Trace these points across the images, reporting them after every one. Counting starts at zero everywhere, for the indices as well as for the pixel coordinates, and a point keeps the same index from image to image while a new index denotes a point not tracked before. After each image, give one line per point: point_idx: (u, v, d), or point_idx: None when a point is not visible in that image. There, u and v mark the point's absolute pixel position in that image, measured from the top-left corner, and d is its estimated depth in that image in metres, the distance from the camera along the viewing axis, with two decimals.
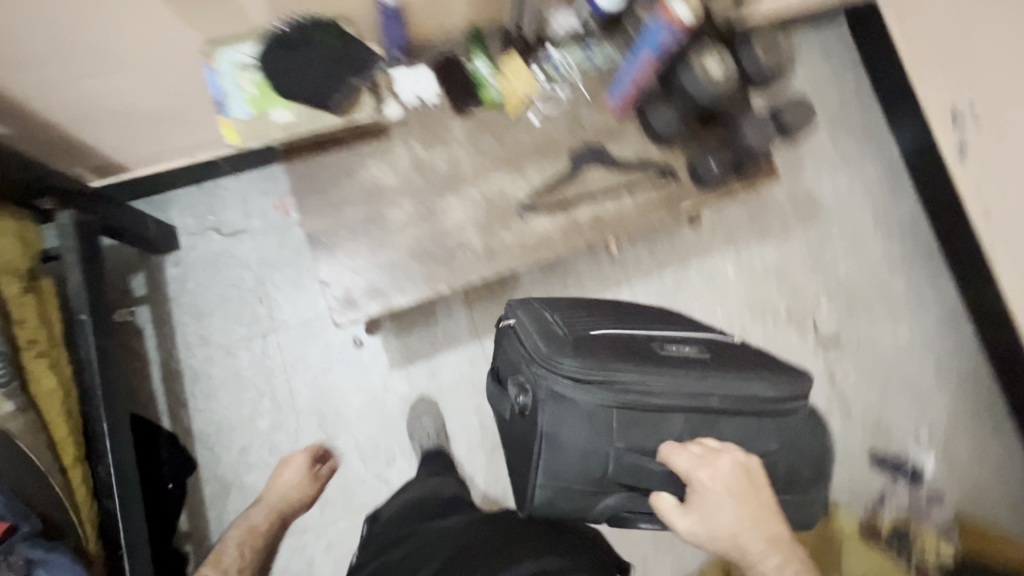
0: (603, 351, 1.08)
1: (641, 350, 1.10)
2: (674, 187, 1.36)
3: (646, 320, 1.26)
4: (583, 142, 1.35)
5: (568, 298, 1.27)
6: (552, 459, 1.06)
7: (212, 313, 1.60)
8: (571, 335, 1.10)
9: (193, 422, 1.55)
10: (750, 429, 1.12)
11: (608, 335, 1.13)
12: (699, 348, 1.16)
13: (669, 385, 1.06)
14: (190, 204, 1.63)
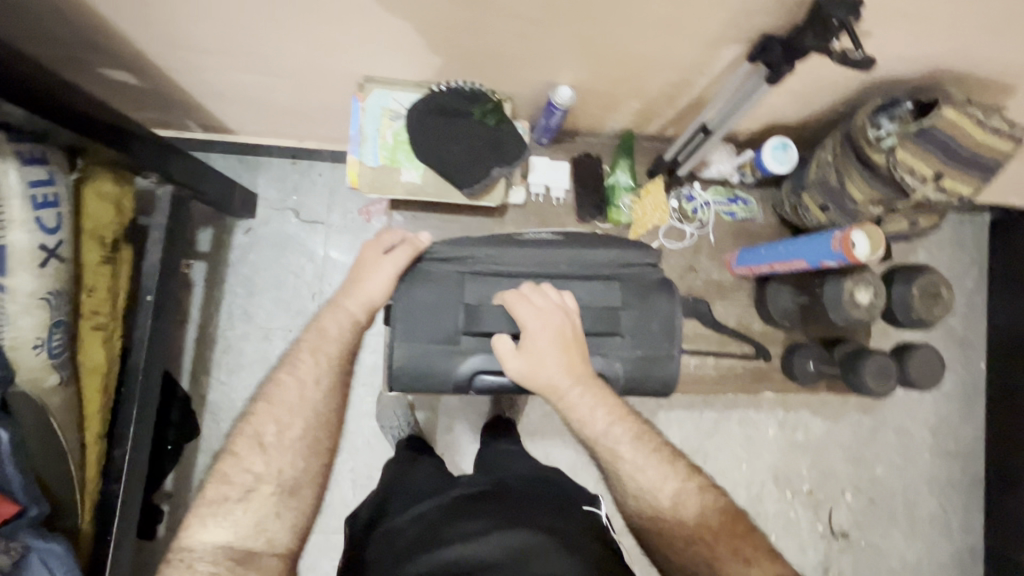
0: (473, 245, 1.01)
1: (510, 242, 1.01)
2: (762, 367, 1.29)
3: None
4: (690, 291, 1.27)
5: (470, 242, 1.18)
6: (407, 325, 0.96)
7: (263, 293, 1.58)
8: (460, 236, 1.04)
9: (209, 392, 1.54)
10: (647, 304, 1.00)
11: (483, 239, 1.03)
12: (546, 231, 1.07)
13: (535, 255, 1.00)
14: (280, 178, 1.60)
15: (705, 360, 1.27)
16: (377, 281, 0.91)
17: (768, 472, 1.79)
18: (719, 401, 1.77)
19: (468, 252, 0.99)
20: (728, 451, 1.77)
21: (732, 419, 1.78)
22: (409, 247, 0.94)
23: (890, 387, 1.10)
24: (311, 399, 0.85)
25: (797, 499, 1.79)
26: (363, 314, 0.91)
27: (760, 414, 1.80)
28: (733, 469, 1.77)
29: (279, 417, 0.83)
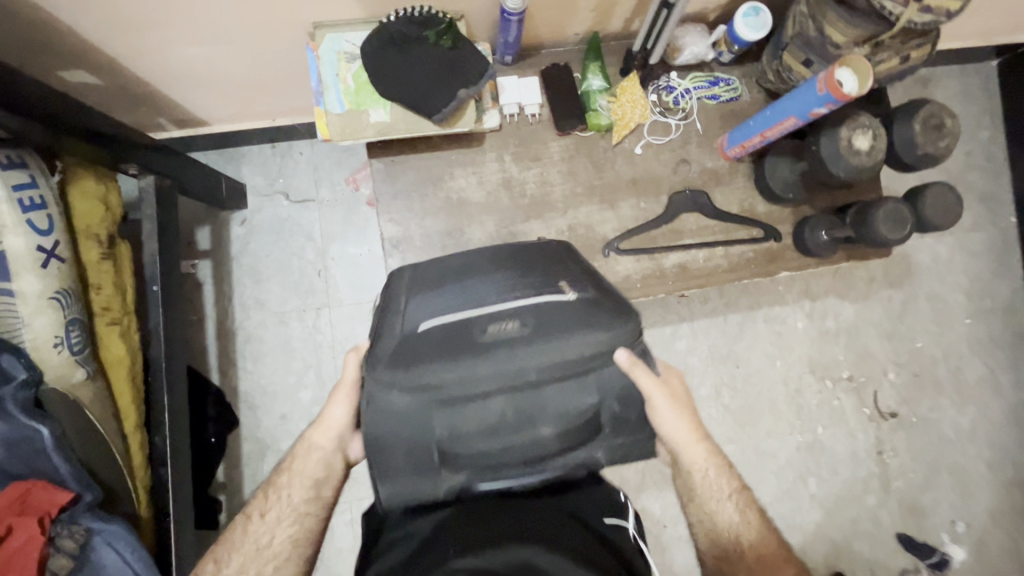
0: (431, 360, 0.83)
1: (468, 339, 0.83)
2: (773, 249, 1.25)
3: (526, 256, 0.92)
4: (685, 184, 1.24)
5: (439, 263, 0.94)
6: (381, 465, 0.90)
7: (271, 278, 1.60)
8: (412, 319, 0.86)
9: (240, 383, 1.58)
10: (619, 389, 0.92)
11: (439, 332, 0.84)
12: (511, 285, 0.86)
13: (497, 357, 0.82)
14: (264, 163, 1.61)
15: (714, 251, 1.24)
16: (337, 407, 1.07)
17: (805, 365, 1.76)
18: (741, 303, 1.75)
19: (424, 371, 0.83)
20: (760, 351, 1.75)
21: (758, 318, 1.75)
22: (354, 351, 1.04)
23: (907, 233, 1.12)
24: (276, 524, 1.03)
25: (838, 387, 1.77)
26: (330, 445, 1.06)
27: (785, 309, 1.77)
28: (766, 368, 1.75)
29: (234, 555, 1.01)
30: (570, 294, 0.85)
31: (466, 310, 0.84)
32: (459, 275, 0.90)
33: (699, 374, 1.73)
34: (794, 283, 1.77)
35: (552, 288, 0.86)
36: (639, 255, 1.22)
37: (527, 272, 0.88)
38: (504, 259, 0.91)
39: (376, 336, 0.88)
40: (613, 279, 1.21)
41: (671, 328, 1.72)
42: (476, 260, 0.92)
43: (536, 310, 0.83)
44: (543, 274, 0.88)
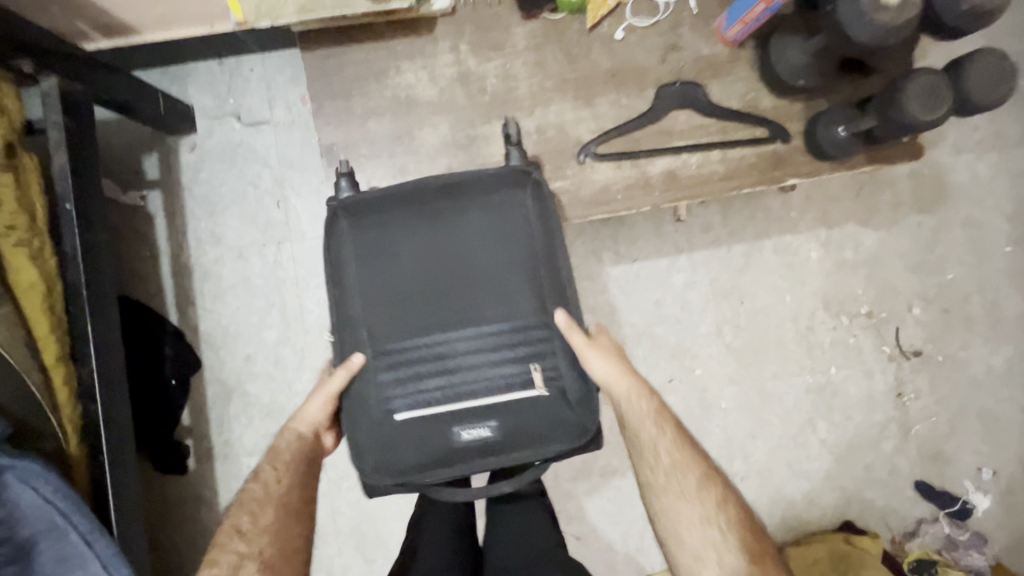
0: (409, 450, 0.94)
1: (442, 440, 0.94)
2: (779, 152, 1.07)
3: (496, 302, 0.96)
4: (677, 75, 1.05)
5: (407, 315, 0.95)
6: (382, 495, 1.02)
7: (226, 210, 1.47)
8: (386, 400, 0.95)
9: (200, 323, 1.49)
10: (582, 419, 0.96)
11: (415, 457, 0.94)
12: (479, 352, 0.95)
13: (471, 458, 0.94)
14: (211, 82, 1.45)
15: (709, 155, 1.06)
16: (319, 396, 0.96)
17: (819, 300, 1.59)
18: (747, 232, 1.57)
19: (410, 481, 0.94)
20: (767, 285, 1.58)
21: (766, 248, 1.58)
22: (345, 367, 0.95)
23: (946, 111, 0.92)
24: (260, 516, 0.90)
25: (856, 324, 1.59)
26: (311, 430, 0.98)
27: (798, 238, 1.58)
28: (774, 303, 1.58)
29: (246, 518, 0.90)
30: (541, 390, 0.95)
31: (438, 407, 0.94)
32: (429, 338, 0.95)
33: (699, 311, 1.57)
34: (809, 210, 1.58)
35: (522, 375, 0.95)
36: (621, 160, 1.04)
37: (497, 337, 0.95)
38: (475, 318, 0.95)
39: (354, 407, 0.96)
40: (590, 189, 1.05)
41: (668, 260, 1.55)
42: (445, 309, 0.95)
43: (507, 409, 0.94)
44: (507, 340, 0.95)
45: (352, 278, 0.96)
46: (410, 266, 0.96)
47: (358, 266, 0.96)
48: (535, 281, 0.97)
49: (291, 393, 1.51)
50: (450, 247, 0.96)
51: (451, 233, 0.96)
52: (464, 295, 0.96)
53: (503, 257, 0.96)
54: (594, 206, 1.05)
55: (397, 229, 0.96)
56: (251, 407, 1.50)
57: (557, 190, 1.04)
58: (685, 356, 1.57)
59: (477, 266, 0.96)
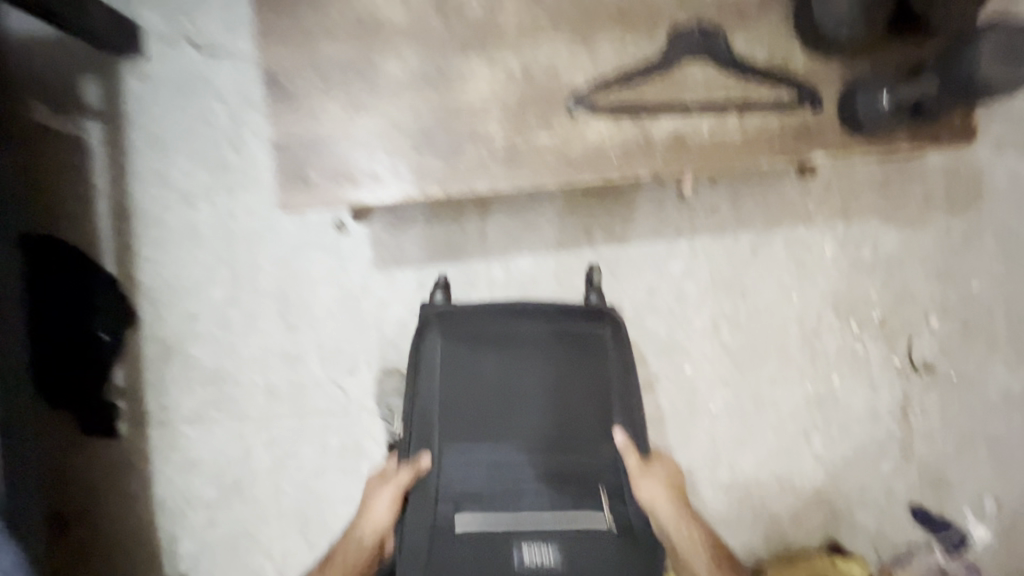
0: (464, 569, 0.83)
1: (496, 564, 0.83)
2: (807, 121, 0.90)
3: (573, 422, 0.90)
4: (694, 19, 0.87)
5: (486, 426, 0.89)
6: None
7: (175, 148, 1.30)
8: (450, 502, 0.87)
9: (140, 273, 1.33)
10: None
11: (470, 572, 0.83)
12: (540, 519, 0.86)
13: None
14: (166, 1, 1.27)
15: (725, 118, 0.89)
16: (378, 507, 0.90)
17: (828, 301, 1.44)
18: (757, 220, 1.41)
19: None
20: (773, 281, 1.43)
21: (776, 240, 1.42)
22: (412, 467, 0.88)
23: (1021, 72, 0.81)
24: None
25: (866, 331, 1.45)
26: (372, 539, 0.91)
27: (812, 232, 1.42)
28: (779, 301, 1.43)
29: None
30: (607, 521, 0.86)
31: (500, 519, 0.86)
32: (503, 453, 0.88)
33: (696, 304, 1.42)
34: (827, 202, 1.42)
35: (585, 512, 0.86)
36: (619, 116, 0.88)
37: (564, 466, 0.88)
38: (555, 426, 0.89)
39: (414, 509, 0.87)
40: (580, 148, 0.89)
41: (666, 245, 1.40)
42: (526, 424, 0.89)
43: (569, 537, 0.85)
44: (574, 481, 0.88)
45: (432, 384, 0.90)
46: (489, 397, 0.90)
47: (441, 370, 0.90)
48: (611, 397, 0.92)
49: (237, 359, 1.36)
50: (526, 377, 0.90)
51: (530, 376, 0.91)
52: (551, 408, 0.90)
53: (584, 396, 0.91)
54: (582, 168, 0.89)
55: (485, 343, 0.91)
56: (191, 371, 1.36)
57: (541, 146, 0.88)
58: (675, 352, 1.42)
59: (553, 396, 0.90)
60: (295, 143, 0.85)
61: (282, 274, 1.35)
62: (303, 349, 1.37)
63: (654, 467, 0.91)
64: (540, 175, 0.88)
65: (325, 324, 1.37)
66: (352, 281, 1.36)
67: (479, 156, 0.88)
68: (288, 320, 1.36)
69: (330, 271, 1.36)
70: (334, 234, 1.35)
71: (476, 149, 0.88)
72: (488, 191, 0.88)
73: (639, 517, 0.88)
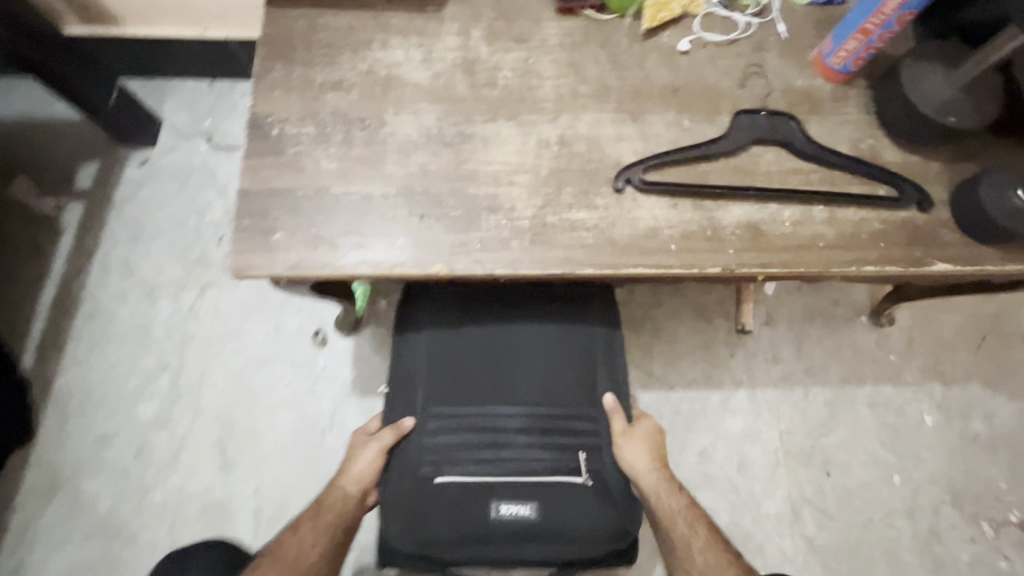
0: (439, 519, 0.71)
1: (473, 516, 0.71)
2: (914, 221, 0.72)
3: (567, 385, 0.75)
4: (760, 104, 0.75)
5: (469, 349, 0.76)
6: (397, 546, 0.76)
7: (154, 237, 1.15)
8: (430, 462, 0.72)
9: (59, 374, 1.07)
10: (606, 528, 0.72)
11: (445, 528, 0.70)
12: (535, 446, 0.73)
13: (522, 491, 0.71)
14: (193, 99, 1.24)
15: (810, 211, 0.71)
16: (363, 457, 0.72)
17: (941, 489, 1.08)
18: (830, 371, 1.14)
19: (427, 532, 0.70)
20: (861, 452, 1.10)
21: (858, 398, 1.13)
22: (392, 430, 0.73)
23: None
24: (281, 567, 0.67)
25: (1003, 538, 1.06)
26: (359, 489, 0.72)
27: (902, 392, 1.14)
28: (873, 481, 1.08)
29: None
30: (585, 478, 0.72)
31: (483, 479, 0.71)
32: (490, 413, 0.73)
33: (764, 478, 1.08)
34: (914, 356, 1.15)
35: (570, 459, 0.73)
36: (678, 197, 0.70)
37: (554, 424, 0.74)
38: (548, 379, 0.75)
39: (398, 467, 0.73)
40: (629, 231, 0.69)
41: (719, 392, 1.12)
42: (518, 381, 0.74)
43: (554, 493, 0.72)
44: (563, 438, 0.73)
45: (414, 326, 0.76)
46: (473, 332, 0.76)
47: (433, 319, 0.77)
48: (605, 355, 0.77)
49: (142, 504, 1.01)
50: (513, 321, 0.77)
51: (515, 310, 0.77)
52: (544, 362, 0.75)
53: (579, 353, 0.77)
54: (631, 253, 0.68)
55: (476, 289, 0.78)
56: (76, 517, 1.00)
57: (578, 224, 0.69)
58: (740, 545, 1.04)
59: (544, 333, 0.77)
60: (268, 195, 0.68)
61: (234, 392, 1.07)
62: (235, 496, 1.02)
63: (636, 428, 0.75)
64: (575, 259, 0.68)
65: (273, 463, 1.04)
66: (320, 410, 1.07)
67: (497, 228, 0.68)
68: (225, 454, 1.04)
69: (296, 392, 1.08)
70: (311, 346, 1.10)
71: (494, 220, 0.68)
72: (506, 273, 0.67)
73: (617, 473, 0.74)
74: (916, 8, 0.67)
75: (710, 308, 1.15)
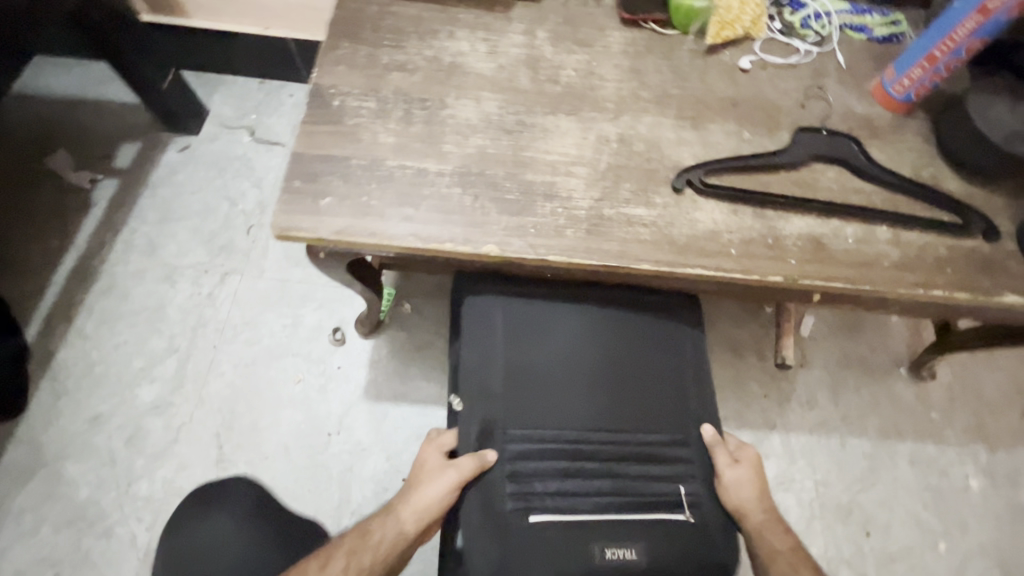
0: (535, 564, 0.63)
1: (574, 561, 0.63)
2: (980, 249, 0.69)
3: (656, 411, 0.71)
4: (821, 124, 0.75)
5: (558, 370, 0.71)
6: None
7: (182, 221, 1.14)
8: (517, 499, 0.66)
9: (62, 349, 1.02)
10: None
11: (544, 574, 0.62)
12: (628, 482, 0.68)
13: (623, 535, 0.65)
14: (241, 94, 1.27)
15: (873, 230, 0.69)
16: (436, 492, 0.65)
17: (991, 561, 1.00)
18: (868, 421, 1.08)
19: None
20: (903, 514, 1.02)
21: (899, 454, 1.06)
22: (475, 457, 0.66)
23: None
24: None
25: None
26: (417, 529, 0.65)
27: (946, 452, 1.07)
28: (915, 547, 1.00)
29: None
30: (688, 517, 0.67)
31: (580, 515, 0.65)
32: (579, 440, 0.68)
33: (799, 531, 0.99)
34: (957, 416, 1.09)
35: (668, 494, 0.68)
36: (737, 203, 0.69)
37: (645, 452, 0.69)
38: (637, 405, 0.71)
39: (472, 506, 0.65)
40: (687, 231, 0.67)
41: (751, 433, 1.05)
42: (604, 407, 0.70)
43: (658, 534, 0.66)
44: (657, 468, 0.69)
45: (496, 342, 0.70)
46: (562, 352, 0.71)
47: (504, 336, 0.71)
48: (691, 378, 0.74)
49: (125, 497, 0.92)
50: (602, 341, 0.73)
51: (602, 332, 0.73)
52: (631, 386, 0.72)
53: (665, 378, 0.73)
54: (688, 252, 0.66)
55: (548, 307, 0.73)
56: (49, 502, 0.92)
57: (635, 219, 0.67)
58: None
59: (632, 358, 0.73)
60: (321, 160, 0.66)
61: (242, 384, 1.01)
62: None
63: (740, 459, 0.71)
64: (631, 253, 0.65)
65: (273, 465, 0.96)
66: (329, 412, 1.00)
67: (551, 213, 0.66)
68: (222, 450, 0.96)
69: (307, 390, 1.02)
70: (328, 344, 1.05)
71: (550, 207, 0.66)
72: (558, 261, 0.64)
73: (720, 508, 0.69)
74: (987, 36, 0.66)
75: (744, 345, 1.11)
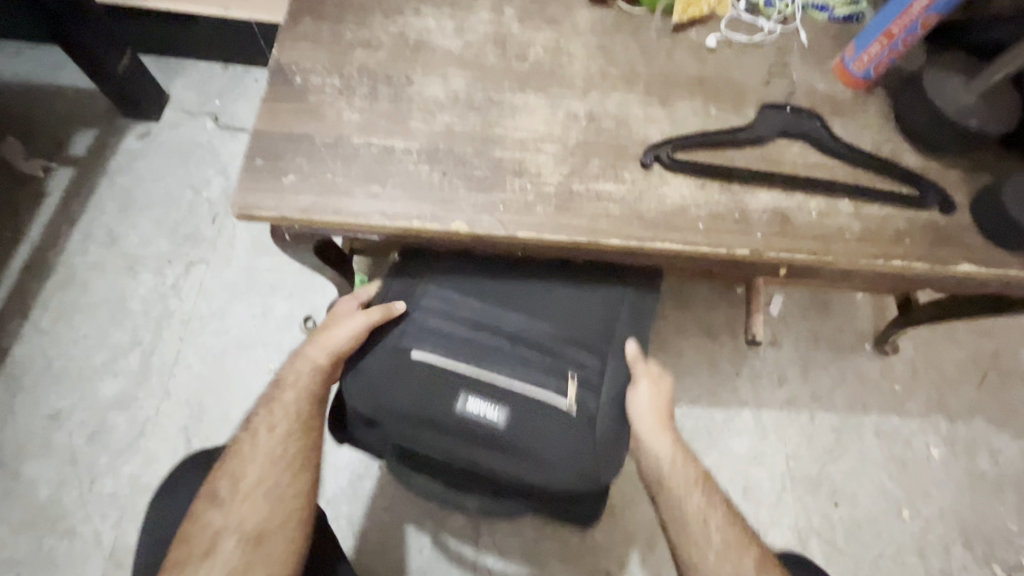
0: (405, 392, 0.64)
1: (439, 402, 0.64)
2: (937, 222, 0.71)
3: (576, 315, 0.72)
4: (785, 101, 0.76)
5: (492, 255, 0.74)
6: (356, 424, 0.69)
7: (143, 210, 1.10)
8: (415, 339, 0.67)
9: (17, 345, 0.98)
10: (570, 459, 0.64)
11: (412, 399, 0.64)
12: (528, 358, 0.67)
13: (500, 395, 0.64)
14: (204, 80, 1.23)
15: (836, 204, 0.70)
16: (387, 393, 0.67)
17: (951, 527, 1.04)
18: (835, 395, 1.11)
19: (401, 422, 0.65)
20: (869, 484, 1.05)
21: (865, 426, 1.09)
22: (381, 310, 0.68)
23: None
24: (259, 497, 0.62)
25: None
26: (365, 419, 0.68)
27: (909, 423, 1.11)
28: (881, 514, 1.03)
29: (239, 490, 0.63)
30: (567, 405, 0.65)
31: (462, 367, 0.65)
32: (493, 315, 0.71)
33: (770, 504, 1.02)
34: (919, 389, 1.13)
35: (557, 377, 0.67)
36: (704, 178, 0.69)
37: (548, 341, 0.69)
38: (559, 302, 0.73)
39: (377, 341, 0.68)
40: (656, 206, 0.67)
41: (724, 410, 1.07)
42: (528, 296, 0.73)
43: (536, 408, 0.64)
44: (557, 358, 0.68)
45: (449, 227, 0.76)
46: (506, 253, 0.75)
47: None
48: (623, 301, 0.74)
49: (88, 494, 0.89)
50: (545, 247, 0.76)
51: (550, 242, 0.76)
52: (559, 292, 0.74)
53: (597, 292, 0.74)
54: (657, 227, 0.66)
55: None
56: (7, 503, 0.88)
57: (605, 196, 0.67)
58: None
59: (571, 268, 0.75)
60: (284, 137, 0.64)
61: (209, 375, 0.99)
62: None
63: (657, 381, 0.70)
64: (600, 229, 0.65)
65: None
66: None
67: (520, 190, 0.65)
68: (191, 442, 0.94)
69: None
70: (299, 332, 1.03)
71: (519, 184, 0.66)
72: (528, 237, 0.64)
73: (609, 411, 0.67)
74: (941, 12, 0.67)
75: (716, 325, 1.13)
